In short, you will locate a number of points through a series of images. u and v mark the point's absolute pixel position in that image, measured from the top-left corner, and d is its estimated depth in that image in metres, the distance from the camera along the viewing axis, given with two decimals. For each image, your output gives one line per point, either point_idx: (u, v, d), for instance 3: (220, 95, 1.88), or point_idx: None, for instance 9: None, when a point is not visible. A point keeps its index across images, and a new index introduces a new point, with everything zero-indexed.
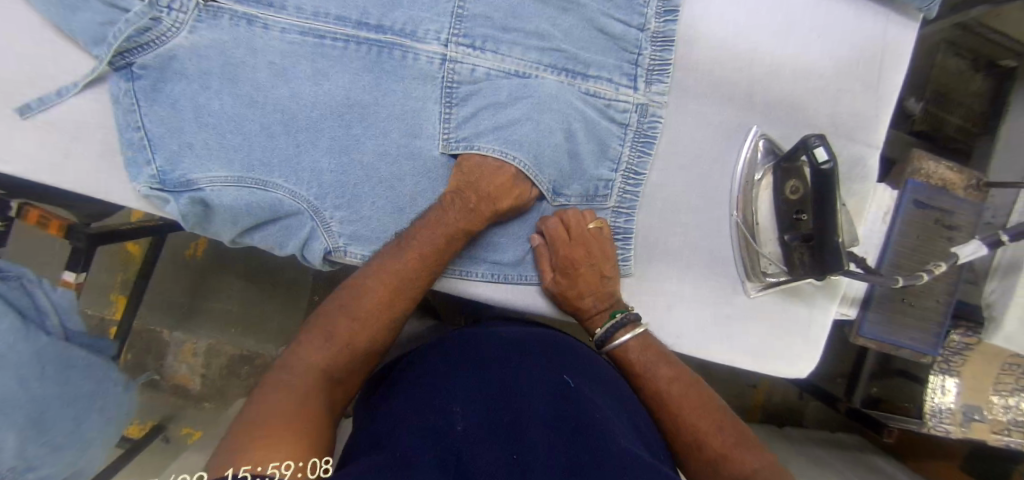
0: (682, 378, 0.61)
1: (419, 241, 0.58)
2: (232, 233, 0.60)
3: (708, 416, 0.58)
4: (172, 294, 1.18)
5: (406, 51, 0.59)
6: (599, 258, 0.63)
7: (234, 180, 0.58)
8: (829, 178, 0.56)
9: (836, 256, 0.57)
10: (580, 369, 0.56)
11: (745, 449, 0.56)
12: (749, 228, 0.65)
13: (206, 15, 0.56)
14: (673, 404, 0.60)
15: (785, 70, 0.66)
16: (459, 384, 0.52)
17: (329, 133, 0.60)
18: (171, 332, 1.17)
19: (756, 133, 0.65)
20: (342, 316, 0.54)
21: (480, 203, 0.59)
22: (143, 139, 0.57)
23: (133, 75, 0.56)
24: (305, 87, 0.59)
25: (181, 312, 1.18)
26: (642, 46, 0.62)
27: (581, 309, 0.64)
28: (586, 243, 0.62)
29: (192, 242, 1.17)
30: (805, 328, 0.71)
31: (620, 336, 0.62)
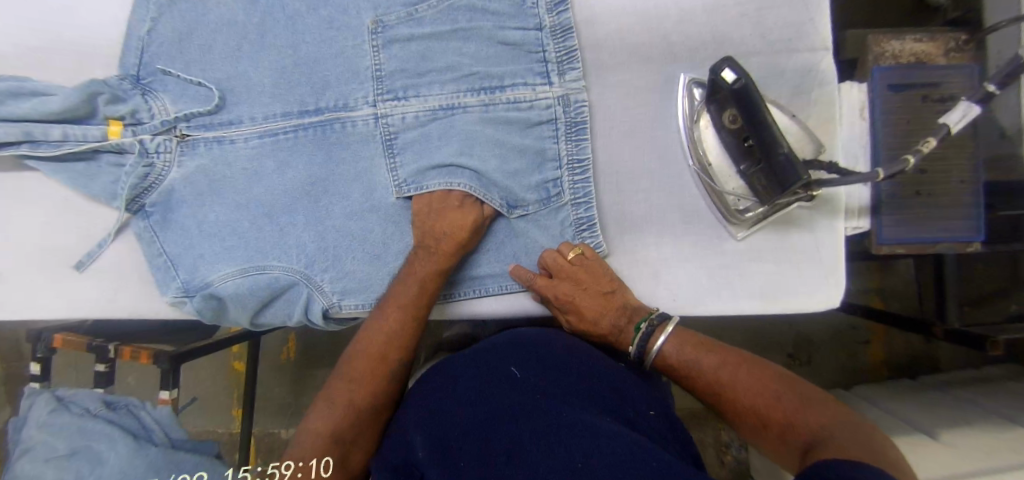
0: (679, 340, 0.59)
1: (394, 298, 0.63)
2: (247, 316, 0.69)
3: (761, 385, 0.54)
4: (278, 396, 1.30)
5: (344, 121, 0.68)
6: (595, 282, 0.63)
7: (237, 271, 0.68)
8: (750, 93, 0.56)
9: (789, 166, 0.55)
10: (536, 359, 0.58)
11: (765, 385, 0.54)
12: (707, 171, 0.64)
13: (186, 149, 0.69)
14: (682, 368, 0.58)
15: (696, 13, 0.66)
16: (422, 406, 0.57)
17: (303, 211, 0.68)
18: (288, 430, 1.29)
19: (688, 79, 0.65)
20: (337, 388, 0.61)
21: (439, 243, 0.64)
22: (166, 261, 0.69)
23: (147, 213, 0.69)
24: (275, 180, 0.69)
25: (290, 410, 1.30)
26: (544, 43, 0.66)
27: (608, 334, 0.62)
28: (576, 276, 0.63)
29: (283, 346, 1.31)
30: (814, 255, 0.67)
31: (658, 339, 0.59)
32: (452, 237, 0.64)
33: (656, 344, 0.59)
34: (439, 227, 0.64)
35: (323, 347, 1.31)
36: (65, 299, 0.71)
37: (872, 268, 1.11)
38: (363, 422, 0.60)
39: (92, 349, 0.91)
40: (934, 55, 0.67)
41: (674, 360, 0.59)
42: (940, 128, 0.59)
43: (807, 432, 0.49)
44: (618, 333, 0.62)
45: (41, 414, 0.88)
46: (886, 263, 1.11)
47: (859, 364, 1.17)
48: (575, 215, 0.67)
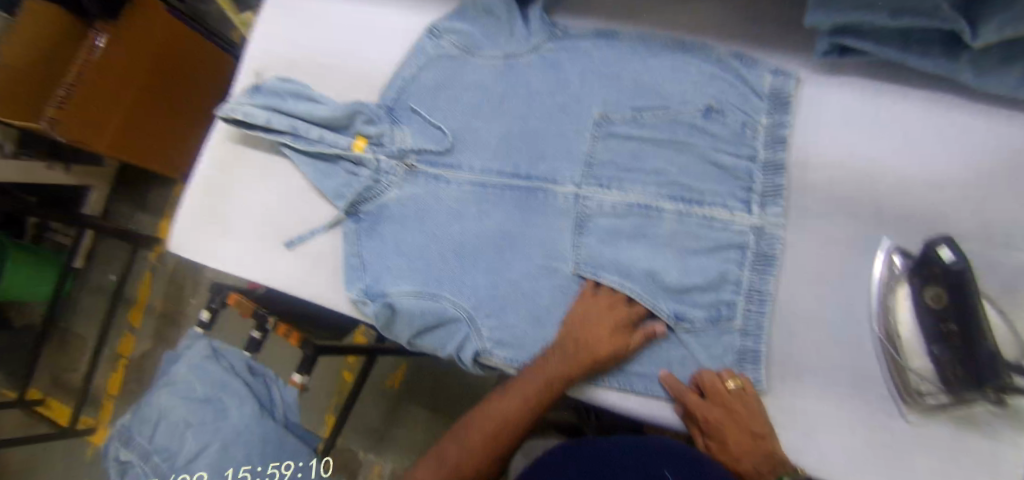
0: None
1: (522, 388, 0.68)
2: (407, 334, 0.75)
3: None
4: (369, 418, 1.35)
5: (548, 192, 0.75)
6: (748, 419, 0.64)
7: (415, 292, 0.75)
8: (965, 276, 0.57)
9: (992, 363, 0.55)
10: (684, 473, 0.56)
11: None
12: (892, 343, 0.63)
13: (409, 176, 0.79)
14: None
15: (914, 187, 0.67)
16: (565, 476, 0.57)
17: (486, 258, 0.75)
18: (365, 453, 1.34)
19: (888, 246, 0.65)
20: (451, 445, 0.69)
21: (577, 351, 0.68)
22: (360, 263, 0.78)
23: (359, 218, 0.80)
24: (472, 224, 0.76)
25: (375, 435, 1.34)
26: (753, 174, 0.70)
27: (744, 473, 0.63)
28: (725, 406, 0.64)
29: (390, 372, 1.36)
30: (998, 471, 0.61)
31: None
32: (591, 355, 0.67)
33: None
34: (581, 349, 0.68)
35: (424, 389, 1.33)
36: (267, 266, 0.83)
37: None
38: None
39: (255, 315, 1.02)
40: None
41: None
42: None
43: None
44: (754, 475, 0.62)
45: (196, 354, 1.00)
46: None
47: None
48: (741, 343, 0.67)
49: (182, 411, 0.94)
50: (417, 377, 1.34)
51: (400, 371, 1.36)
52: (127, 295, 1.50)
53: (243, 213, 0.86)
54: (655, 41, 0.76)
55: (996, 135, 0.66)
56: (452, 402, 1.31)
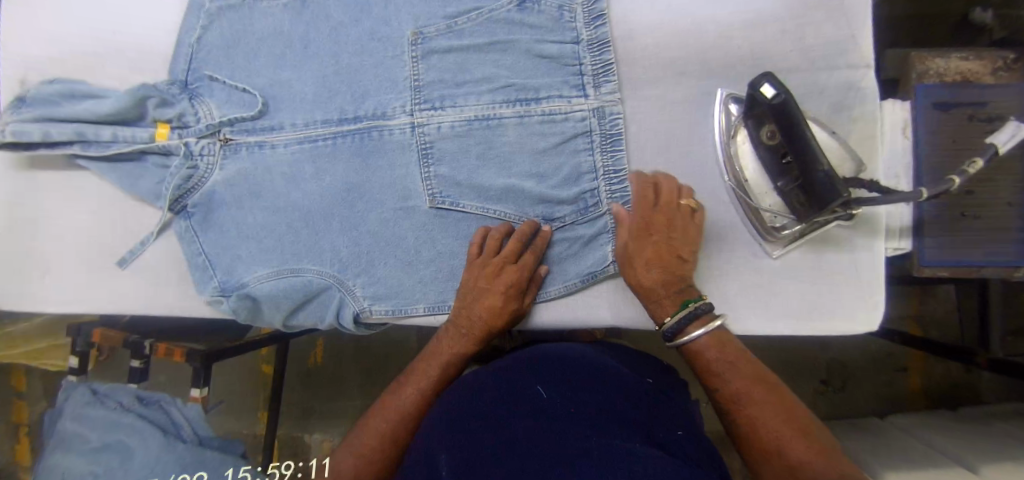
0: (715, 336, 0.59)
1: (420, 375, 0.66)
2: (280, 318, 0.70)
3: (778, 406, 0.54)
4: (304, 400, 1.34)
5: (382, 130, 0.69)
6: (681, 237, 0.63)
7: (273, 273, 0.69)
8: (789, 108, 0.56)
9: (828, 184, 0.54)
10: (560, 382, 0.59)
11: (778, 411, 0.54)
12: (743, 188, 0.63)
13: (228, 152, 0.71)
14: (707, 364, 0.58)
15: (734, 29, 0.66)
16: (450, 421, 0.57)
17: (338, 216, 0.70)
18: (311, 434, 1.31)
19: (724, 97, 0.65)
20: (346, 456, 0.63)
21: (467, 327, 0.65)
22: (205, 261, 0.71)
23: (188, 213, 0.71)
24: (312, 186, 0.70)
25: (315, 415, 1.33)
26: (581, 56, 0.67)
27: (648, 290, 0.62)
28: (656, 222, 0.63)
29: (311, 350, 1.34)
30: (852, 275, 0.65)
31: (688, 330, 0.59)
32: (488, 313, 0.64)
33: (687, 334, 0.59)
34: (476, 310, 0.65)
35: (350, 354, 1.34)
36: (105, 292, 0.74)
37: (910, 294, 1.08)
38: None
39: (128, 344, 0.93)
40: (979, 73, 0.65)
41: (703, 356, 0.59)
42: (987, 148, 0.57)
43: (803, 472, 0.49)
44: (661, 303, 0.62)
45: (75, 407, 0.90)
46: (926, 288, 1.08)
47: (892, 393, 1.14)
48: (612, 226, 0.67)
49: (76, 468, 0.85)
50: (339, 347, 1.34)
51: (320, 346, 1.35)
52: None
53: (57, 244, 0.75)
54: None
55: None
56: (382, 356, 1.33)
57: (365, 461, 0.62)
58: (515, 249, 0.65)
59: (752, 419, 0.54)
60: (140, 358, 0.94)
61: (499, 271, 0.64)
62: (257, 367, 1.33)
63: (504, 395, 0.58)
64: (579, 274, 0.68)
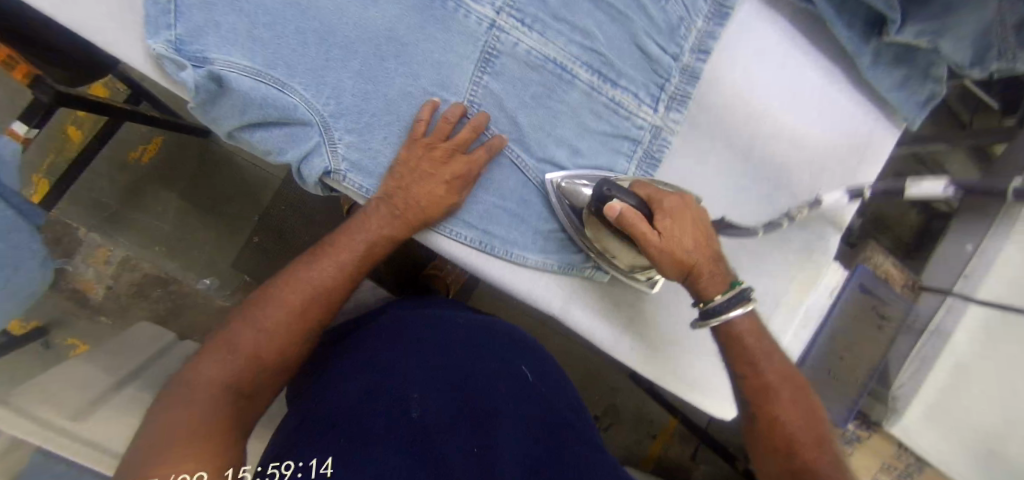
0: (753, 323, 0.57)
1: (343, 250, 0.60)
2: (233, 124, 0.57)
3: (798, 406, 0.56)
4: (101, 192, 1.13)
5: (459, 6, 0.60)
6: (691, 218, 0.57)
7: (253, 71, 0.56)
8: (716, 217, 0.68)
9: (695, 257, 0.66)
10: (538, 369, 0.65)
11: (799, 417, 0.55)
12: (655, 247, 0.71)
13: None
14: (749, 349, 0.56)
15: (783, 136, 0.72)
16: (433, 367, 0.58)
17: (361, 58, 0.59)
18: (87, 232, 1.13)
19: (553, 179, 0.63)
20: (246, 330, 0.55)
21: (405, 210, 0.59)
22: (170, 3, 0.55)
23: None
24: (352, 9, 0.58)
25: (107, 214, 1.13)
26: (671, 75, 0.67)
27: (699, 264, 0.56)
28: (679, 217, 0.56)
29: (141, 144, 1.14)
30: None
31: (733, 309, 0.56)
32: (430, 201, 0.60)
33: (729, 315, 0.55)
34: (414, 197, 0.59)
35: (184, 176, 1.16)
36: None
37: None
38: (260, 375, 0.55)
39: None
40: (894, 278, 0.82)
41: (744, 344, 0.57)
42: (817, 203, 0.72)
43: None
44: (709, 280, 0.56)
45: None
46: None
47: (638, 449, 1.30)
48: None
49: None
50: (180, 154, 1.16)
51: (155, 145, 1.15)
52: None
53: None
54: None
55: (856, 117, 0.74)
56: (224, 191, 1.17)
57: (267, 336, 0.55)
58: (466, 138, 0.60)
59: (777, 419, 0.55)
60: None
61: (449, 157, 0.59)
62: (57, 126, 1.08)
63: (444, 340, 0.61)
64: (557, 255, 0.66)
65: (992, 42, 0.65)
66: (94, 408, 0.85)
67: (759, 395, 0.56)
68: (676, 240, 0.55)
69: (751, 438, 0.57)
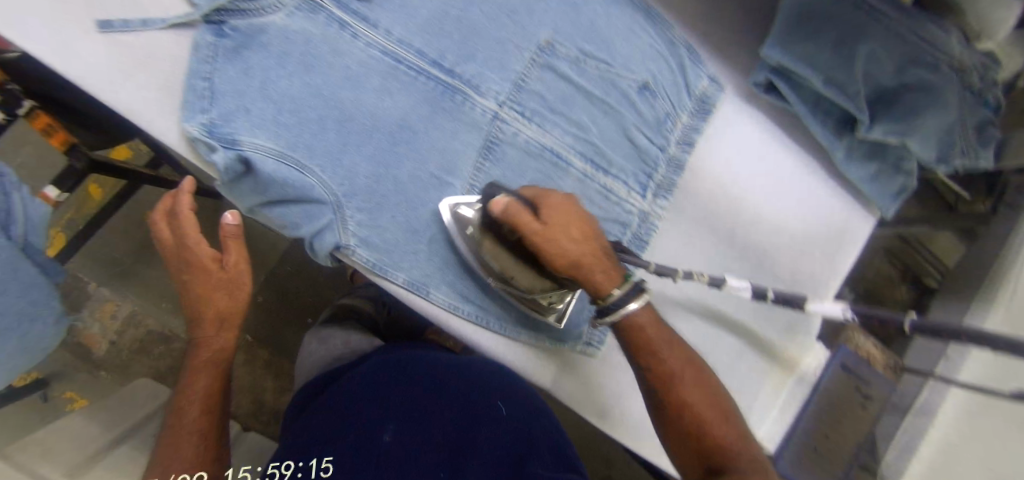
0: (649, 311, 0.61)
1: None
2: (255, 202, 0.62)
3: (700, 386, 0.60)
4: (114, 248, 1.17)
5: (466, 98, 0.67)
6: (572, 221, 0.58)
7: (275, 153, 0.60)
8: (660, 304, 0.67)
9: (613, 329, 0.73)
10: (511, 402, 0.67)
11: (701, 393, 0.60)
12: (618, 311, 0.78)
13: (305, 8, 0.63)
14: (648, 339, 0.60)
15: (764, 223, 0.76)
16: (399, 408, 0.64)
17: (375, 144, 0.65)
18: (96, 286, 1.17)
19: (448, 202, 0.65)
20: None
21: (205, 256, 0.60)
22: (206, 89, 0.60)
23: (220, 32, 0.61)
24: (369, 100, 0.64)
25: (118, 270, 1.17)
26: (658, 165, 0.74)
27: (586, 263, 0.58)
28: (557, 223, 0.57)
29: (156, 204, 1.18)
30: None
31: (629, 304, 0.58)
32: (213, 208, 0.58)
33: (626, 311, 0.58)
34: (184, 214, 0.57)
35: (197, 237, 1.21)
36: (50, 42, 0.59)
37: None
38: None
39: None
40: (875, 358, 0.82)
41: (644, 334, 0.60)
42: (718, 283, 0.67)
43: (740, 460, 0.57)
44: (602, 276, 0.58)
45: None
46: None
47: None
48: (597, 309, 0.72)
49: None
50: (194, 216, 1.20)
51: None
52: None
53: None
54: None
55: (832, 207, 0.79)
56: None
57: None
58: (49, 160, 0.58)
59: (688, 411, 0.59)
60: (6, 117, 0.74)
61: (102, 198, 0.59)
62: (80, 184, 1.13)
63: (400, 379, 0.68)
64: (547, 332, 0.70)
65: (956, 141, 0.71)
66: (90, 464, 0.86)
67: (660, 380, 0.60)
68: (559, 246, 0.57)
69: (659, 423, 0.61)
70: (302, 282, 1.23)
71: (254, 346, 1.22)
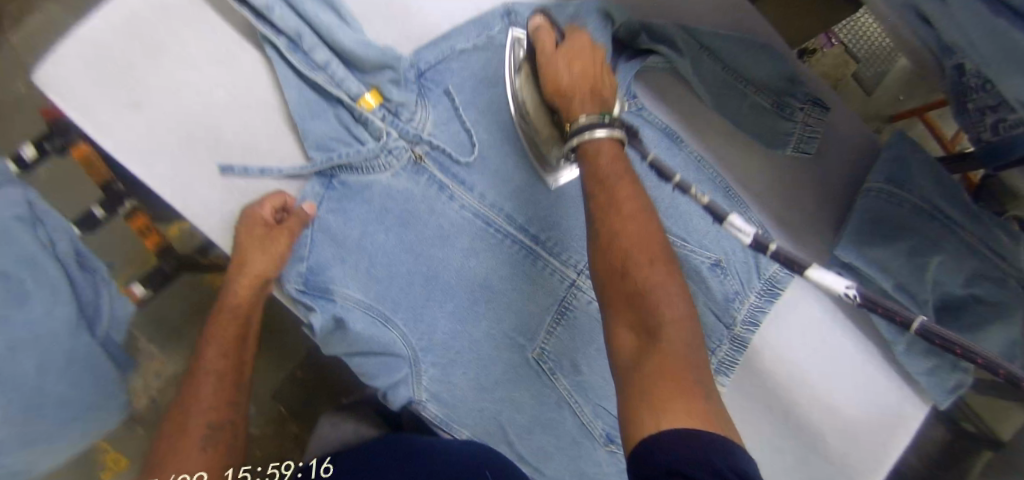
0: (613, 149, 0.59)
1: (204, 371, 0.61)
2: (338, 351, 0.63)
3: (649, 248, 0.51)
4: (170, 309, 1.22)
5: (547, 264, 0.69)
6: (580, 54, 0.65)
7: (365, 304, 0.64)
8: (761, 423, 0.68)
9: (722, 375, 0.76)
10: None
11: (644, 238, 0.52)
12: None
13: (411, 169, 0.67)
14: (601, 169, 0.56)
15: (820, 405, 0.77)
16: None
17: (457, 301, 0.67)
18: (146, 343, 1.20)
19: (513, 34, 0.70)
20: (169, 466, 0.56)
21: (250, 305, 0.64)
22: (308, 238, 0.64)
23: (330, 184, 0.65)
24: (456, 258, 0.67)
25: (169, 330, 1.21)
26: (721, 342, 0.75)
27: (572, 89, 0.63)
28: (569, 53, 0.65)
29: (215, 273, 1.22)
30: None
31: (595, 129, 0.59)
32: (266, 278, 0.62)
33: (588, 133, 0.59)
34: (242, 276, 0.62)
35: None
36: (171, 175, 0.63)
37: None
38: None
39: (106, 190, 0.80)
40: None
41: (597, 157, 0.58)
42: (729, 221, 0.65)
43: (667, 315, 0.47)
44: (579, 104, 0.62)
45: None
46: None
47: None
48: None
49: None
50: None
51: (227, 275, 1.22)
52: None
53: (165, 90, 0.63)
54: (705, 170, 0.75)
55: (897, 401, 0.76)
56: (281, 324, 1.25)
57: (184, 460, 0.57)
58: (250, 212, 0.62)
59: (618, 233, 0.52)
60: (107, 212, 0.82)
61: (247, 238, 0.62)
62: None
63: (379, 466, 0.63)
64: None
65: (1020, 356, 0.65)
66: None
67: (599, 210, 0.54)
68: (558, 73, 0.64)
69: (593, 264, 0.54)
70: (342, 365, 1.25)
71: (286, 421, 1.23)
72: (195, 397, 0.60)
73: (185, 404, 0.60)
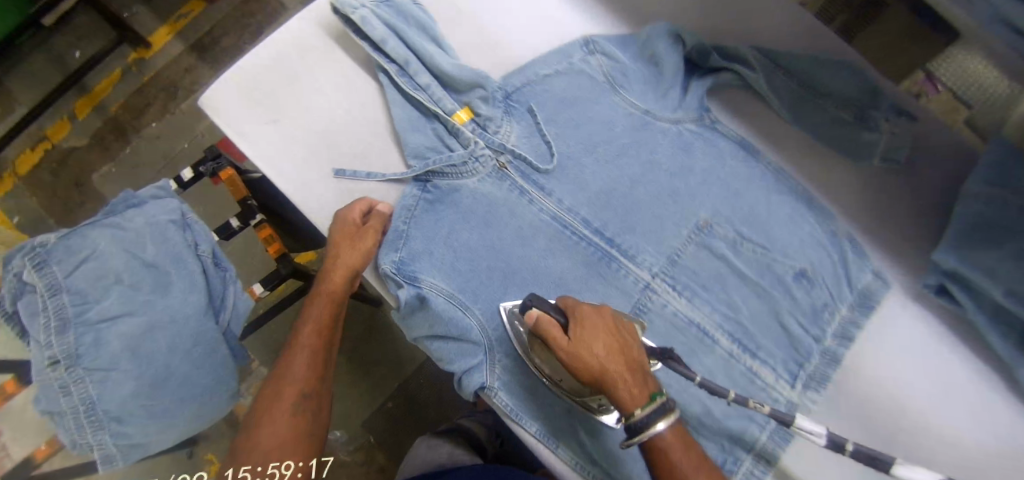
0: (673, 430, 0.54)
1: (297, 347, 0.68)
2: (422, 335, 0.70)
3: (702, 467, 0.54)
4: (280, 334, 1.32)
5: (620, 267, 0.72)
6: (597, 329, 0.56)
7: (448, 293, 0.70)
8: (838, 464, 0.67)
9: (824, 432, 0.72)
10: None
11: (691, 456, 0.54)
12: None
13: (495, 175, 0.74)
14: (664, 457, 0.54)
15: (931, 432, 0.69)
16: None
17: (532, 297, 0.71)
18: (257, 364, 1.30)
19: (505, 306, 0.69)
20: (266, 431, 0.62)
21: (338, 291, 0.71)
22: (401, 231, 0.72)
23: (424, 187, 0.73)
24: (534, 256, 0.72)
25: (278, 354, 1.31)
26: (811, 356, 0.71)
27: (610, 374, 0.55)
28: (588, 328, 0.56)
29: None
30: None
31: (656, 424, 0.53)
32: (356, 270, 0.71)
33: (650, 431, 0.52)
34: (336, 269, 0.70)
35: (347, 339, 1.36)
36: (298, 179, 0.76)
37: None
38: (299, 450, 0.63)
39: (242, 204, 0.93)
40: None
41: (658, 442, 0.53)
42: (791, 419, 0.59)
43: None
44: (626, 394, 0.54)
45: (158, 214, 0.85)
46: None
47: None
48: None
49: (114, 263, 0.80)
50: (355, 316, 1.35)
51: None
52: (140, 126, 1.40)
53: (300, 112, 0.77)
54: (784, 182, 0.75)
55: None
56: (383, 351, 1.33)
57: (280, 428, 0.63)
58: (346, 218, 0.71)
59: (675, 478, 0.53)
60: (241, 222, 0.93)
61: (344, 233, 0.71)
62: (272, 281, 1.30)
63: None
64: None
65: None
66: None
67: (654, 463, 0.55)
68: (590, 352, 0.55)
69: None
70: (432, 395, 1.30)
71: (375, 453, 1.26)
72: (287, 368, 0.67)
73: (276, 377, 0.67)
